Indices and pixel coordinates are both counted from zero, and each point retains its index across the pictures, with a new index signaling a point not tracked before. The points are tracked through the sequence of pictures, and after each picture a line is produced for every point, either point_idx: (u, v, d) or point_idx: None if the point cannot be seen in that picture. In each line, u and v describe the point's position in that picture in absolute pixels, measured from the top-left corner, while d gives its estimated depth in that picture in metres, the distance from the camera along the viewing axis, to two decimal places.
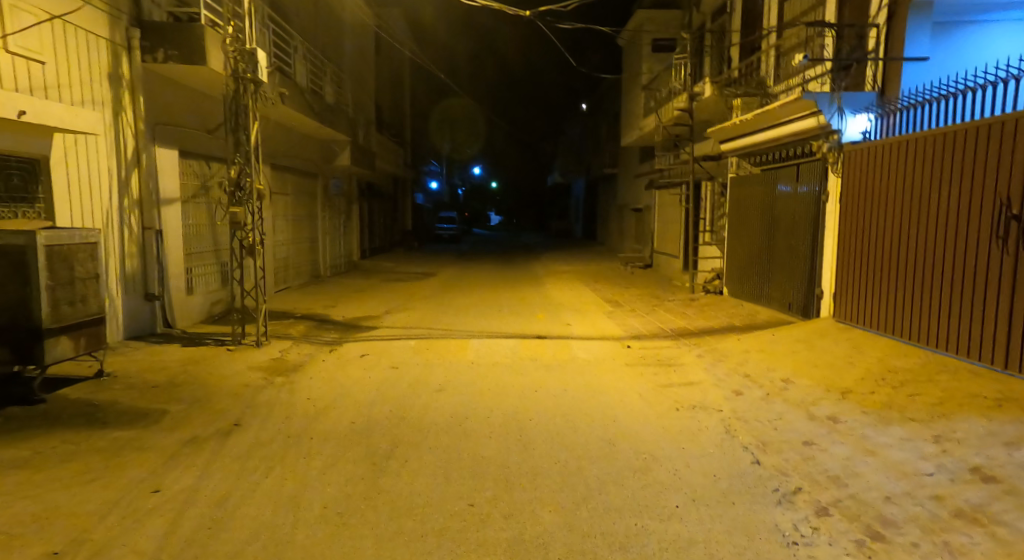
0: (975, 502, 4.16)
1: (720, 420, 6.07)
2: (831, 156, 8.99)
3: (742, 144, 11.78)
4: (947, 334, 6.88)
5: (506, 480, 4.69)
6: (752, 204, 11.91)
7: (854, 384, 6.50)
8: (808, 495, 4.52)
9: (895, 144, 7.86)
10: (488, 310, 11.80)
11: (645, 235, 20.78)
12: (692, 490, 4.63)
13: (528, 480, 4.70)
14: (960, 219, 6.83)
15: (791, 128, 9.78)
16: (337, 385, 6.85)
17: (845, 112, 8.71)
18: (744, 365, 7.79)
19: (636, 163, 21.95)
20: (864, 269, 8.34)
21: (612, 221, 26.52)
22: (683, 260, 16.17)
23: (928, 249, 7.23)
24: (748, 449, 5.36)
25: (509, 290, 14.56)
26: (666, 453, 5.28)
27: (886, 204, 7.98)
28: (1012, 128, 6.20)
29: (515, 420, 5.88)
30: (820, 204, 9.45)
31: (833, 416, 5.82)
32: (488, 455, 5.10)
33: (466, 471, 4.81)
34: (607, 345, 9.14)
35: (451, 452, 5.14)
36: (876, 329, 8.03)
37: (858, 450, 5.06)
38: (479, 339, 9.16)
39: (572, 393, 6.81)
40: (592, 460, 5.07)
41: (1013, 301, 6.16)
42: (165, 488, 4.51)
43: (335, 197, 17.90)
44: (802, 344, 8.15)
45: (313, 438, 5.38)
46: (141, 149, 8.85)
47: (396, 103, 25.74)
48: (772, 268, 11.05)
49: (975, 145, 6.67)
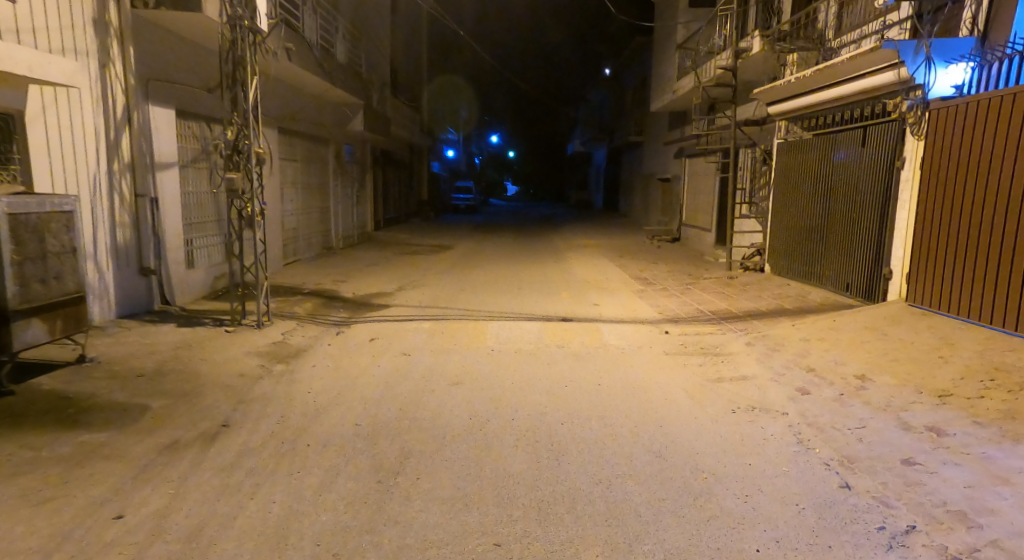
0: None
1: (789, 427, 5.17)
2: (913, 115, 8.02)
3: (797, 105, 10.67)
4: (1001, 310, 6.58)
5: (544, 507, 3.83)
6: (803, 172, 10.83)
7: (951, 387, 5.70)
8: (928, 537, 3.71)
9: (934, 117, 7.67)
10: (510, 288, 10.91)
11: (672, 207, 19.69)
12: (777, 526, 3.76)
13: (574, 509, 3.83)
14: None
15: (865, 83, 8.73)
16: (345, 375, 6.03)
17: (935, 63, 7.67)
18: (806, 357, 6.87)
19: (664, 130, 20.76)
20: (925, 244, 7.71)
21: (636, 191, 25.42)
22: (717, 233, 15.16)
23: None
24: (832, 468, 4.51)
25: (531, 266, 13.60)
26: (733, 470, 4.39)
27: (976, 170, 6.99)
28: None
29: (551, 424, 5.02)
30: (894, 173, 8.41)
31: (933, 427, 5.05)
32: (523, 469, 4.28)
33: (498, 493, 3.97)
34: (645, 329, 8.21)
35: (483, 464, 4.31)
36: (970, 316, 6.96)
37: (983, 478, 4.28)
38: (501, 321, 8.31)
39: (612, 389, 5.92)
40: (648, 482, 4.19)
41: None
42: (131, 512, 3.69)
43: (348, 163, 16.94)
44: (874, 334, 7.21)
45: (314, 443, 4.56)
46: (133, 106, 7.95)
47: (412, 66, 24.50)
48: (826, 245, 10.03)
49: None
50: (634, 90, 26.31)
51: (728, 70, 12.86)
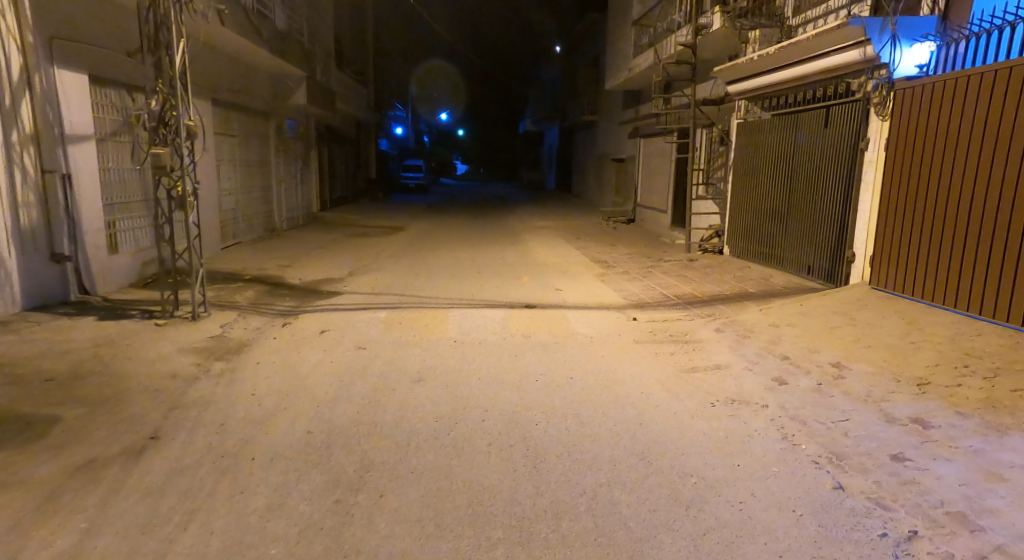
0: None
1: (772, 422, 4.91)
2: (878, 95, 7.82)
3: (760, 84, 10.44)
4: (967, 296, 6.48)
5: (523, 527, 3.43)
6: (763, 152, 10.67)
7: (927, 374, 5.57)
8: (931, 544, 3.47)
9: (900, 98, 7.47)
10: (466, 272, 10.44)
11: (627, 188, 19.51)
12: (777, 540, 3.46)
13: (555, 527, 3.44)
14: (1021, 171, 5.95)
15: (830, 62, 8.55)
16: (291, 373, 5.48)
17: (900, 42, 7.49)
18: (779, 344, 6.68)
19: (619, 109, 20.47)
20: (890, 228, 7.57)
21: (590, 171, 25.16)
22: (674, 215, 15.02)
23: None
24: (822, 467, 4.25)
25: (486, 249, 13.16)
26: (721, 474, 4.09)
27: (943, 154, 6.82)
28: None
29: (523, 425, 4.62)
30: (857, 154, 8.25)
31: (916, 418, 4.87)
32: (493, 480, 3.86)
33: (469, 511, 3.54)
34: (609, 316, 7.89)
35: (452, 476, 3.88)
36: (935, 302, 6.86)
37: (976, 474, 4.09)
38: (460, 310, 7.85)
39: (585, 384, 5.57)
40: (633, 490, 3.85)
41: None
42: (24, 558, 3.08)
43: (291, 139, 16.01)
44: (844, 319, 7.08)
45: (258, 455, 4.03)
46: (31, 69, 6.99)
47: (357, 39, 23.42)
48: (787, 227, 9.90)
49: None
50: (587, 68, 25.92)
51: (687, 47, 12.58)
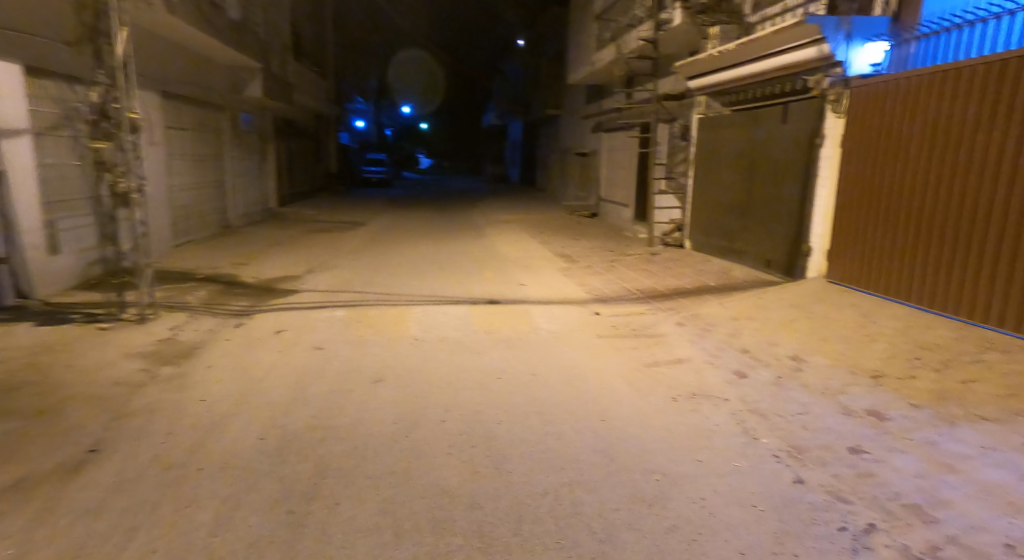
0: None
1: (733, 416, 4.93)
2: (833, 93, 7.89)
3: (719, 80, 10.52)
4: (922, 291, 6.60)
5: (485, 533, 3.35)
6: (723, 146, 10.76)
7: (883, 366, 5.68)
8: (888, 536, 3.50)
9: (858, 94, 7.55)
10: (428, 268, 10.29)
11: (590, 181, 19.55)
12: (739, 536, 3.46)
13: (517, 531, 3.37)
14: (975, 169, 6.06)
15: (787, 59, 8.60)
16: (245, 376, 5.29)
17: (854, 41, 7.62)
18: (739, 337, 6.73)
19: (582, 102, 20.47)
20: (847, 223, 7.67)
21: (554, 165, 25.16)
22: (636, 208, 15.11)
23: (985, 169, 5.96)
24: (782, 460, 4.27)
25: (449, 243, 13.02)
26: (684, 471, 4.07)
27: (900, 150, 6.91)
28: (981, 72, 6.01)
29: (484, 425, 4.54)
30: (813, 149, 8.36)
31: (873, 410, 4.94)
32: (453, 483, 3.78)
33: (429, 517, 3.45)
34: (573, 311, 7.86)
35: (411, 480, 3.78)
36: (891, 297, 6.98)
37: (930, 465, 4.16)
38: (422, 307, 7.71)
39: (547, 381, 5.51)
40: (596, 489, 3.81)
41: (986, 254, 5.94)
42: None
43: (246, 132, 15.58)
44: (802, 312, 7.18)
45: (207, 465, 3.87)
46: None
47: (315, 30, 22.90)
48: (746, 221, 10.01)
49: (980, 83, 6.02)
50: (550, 61, 25.85)
51: (648, 42, 12.57)
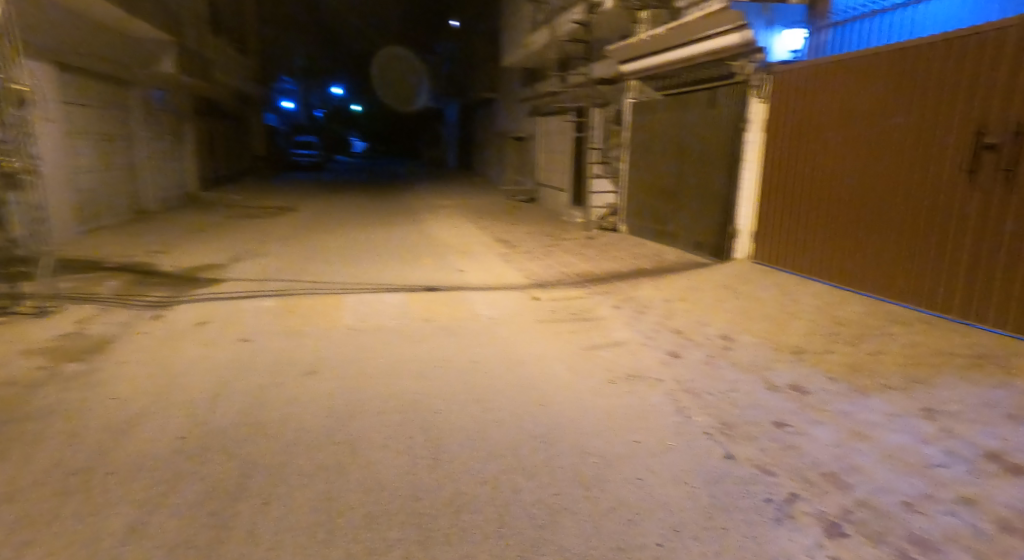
0: (1011, 506, 3.56)
1: (666, 395, 5.04)
2: (757, 79, 8.19)
3: (649, 64, 10.67)
4: (854, 273, 6.94)
5: (418, 523, 3.31)
6: (655, 131, 10.94)
7: (805, 342, 5.93)
8: (808, 504, 3.66)
9: (787, 79, 7.82)
10: (362, 255, 10.06)
11: (527, 166, 19.56)
12: (669, 513, 3.54)
13: (453, 521, 3.34)
14: (900, 155, 6.39)
15: (712, 45, 8.85)
16: (165, 372, 5.04)
17: (775, 28, 7.94)
18: (673, 318, 6.89)
19: (517, 86, 20.42)
20: (782, 206, 7.96)
21: (490, 149, 25.04)
22: (574, 193, 15.23)
23: (909, 155, 6.30)
24: (712, 436, 4.40)
25: (383, 229, 12.77)
26: (618, 451, 4.14)
27: (829, 137, 7.20)
28: (901, 60, 6.33)
29: (420, 414, 4.49)
30: (739, 135, 8.63)
31: (796, 385, 5.16)
32: (386, 476, 3.71)
33: (361, 511, 3.38)
34: (512, 296, 7.86)
35: (344, 474, 3.69)
36: (825, 279, 7.31)
37: (845, 434, 4.37)
38: (355, 295, 7.54)
39: (485, 367, 5.50)
40: (532, 474, 3.83)
41: (912, 238, 6.30)
42: None
43: (159, 112, 14.81)
44: (731, 293, 7.41)
45: (122, 468, 3.67)
46: None
47: (237, 7, 21.94)
48: (678, 204, 10.23)
49: (902, 72, 6.33)
50: (484, 44, 25.65)
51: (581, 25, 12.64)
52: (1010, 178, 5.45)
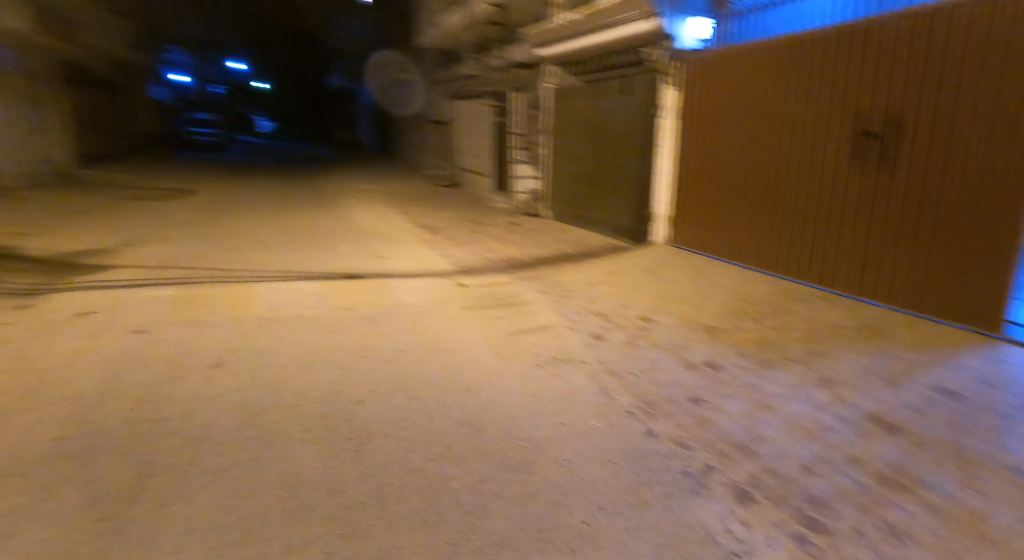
0: (890, 462, 3.99)
1: (591, 377, 5.28)
2: (668, 66, 8.60)
3: (567, 50, 10.86)
4: (765, 255, 7.51)
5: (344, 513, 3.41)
6: (574, 117, 11.18)
7: (718, 321, 6.32)
8: (721, 474, 3.96)
9: (698, 70, 8.28)
10: (276, 241, 9.86)
11: (448, 150, 19.49)
12: (596, 491, 3.75)
13: (386, 515, 3.44)
14: (800, 143, 6.95)
15: (624, 32, 9.17)
16: (71, 371, 4.84)
17: (680, 16, 8.30)
18: (595, 301, 7.15)
19: (434, 69, 20.24)
20: (698, 192, 8.44)
21: (409, 132, 24.72)
22: (497, 178, 15.35)
23: (807, 144, 6.86)
24: (634, 415, 4.66)
25: (300, 214, 12.45)
26: (545, 434, 4.33)
27: (738, 125, 7.71)
28: (798, 54, 6.87)
29: (348, 407, 4.52)
30: (652, 123, 8.95)
31: (709, 361, 5.51)
32: (314, 472, 3.75)
33: (287, 506, 3.43)
34: (436, 283, 7.92)
35: (272, 472, 3.72)
36: (741, 260, 7.86)
37: (752, 406, 4.73)
38: (269, 283, 7.40)
39: (412, 356, 5.55)
40: (464, 462, 3.96)
41: (812, 220, 6.88)
42: None
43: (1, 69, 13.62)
44: (651, 276, 7.76)
45: (30, 476, 3.56)
46: None
47: None
48: (598, 189, 10.53)
49: (800, 66, 6.87)
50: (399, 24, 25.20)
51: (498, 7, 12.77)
52: (890, 164, 6.07)
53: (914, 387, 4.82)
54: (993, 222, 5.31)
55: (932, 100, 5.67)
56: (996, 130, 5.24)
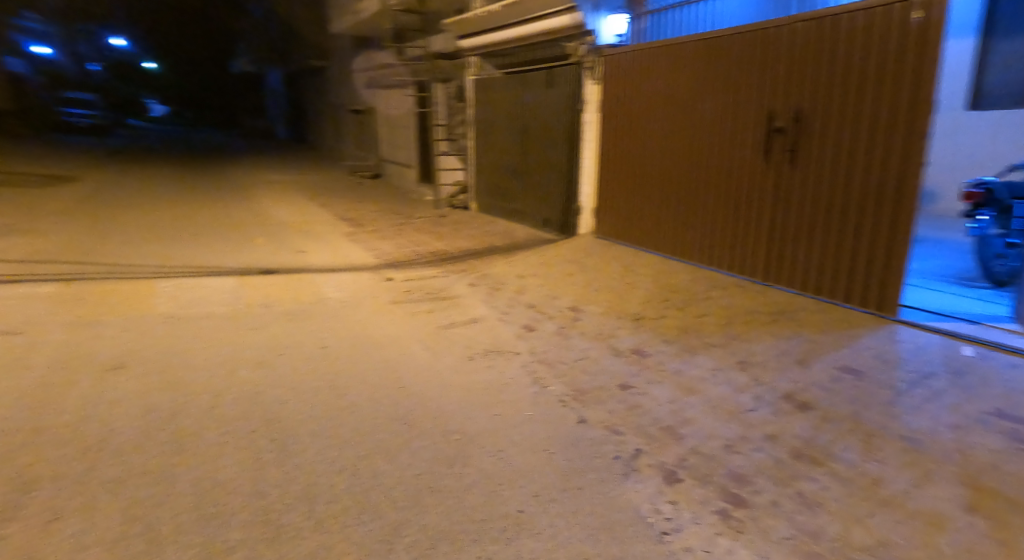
0: (803, 437, 4.30)
1: (524, 367, 5.38)
2: (589, 60, 8.82)
3: (488, 41, 10.87)
4: (683, 244, 7.83)
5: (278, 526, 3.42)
6: (498, 109, 11.23)
7: (643, 309, 6.57)
8: (650, 457, 4.15)
9: (615, 64, 8.48)
10: (179, 235, 9.56)
11: (368, 140, 19.12)
12: (530, 480, 3.86)
13: (321, 522, 3.45)
14: (712, 136, 7.27)
15: (543, 26, 9.31)
16: None
17: (601, 12, 8.42)
18: (525, 293, 7.27)
19: (350, 57, 19.76)
20: (619, 184, 8.69)
21: (326, 121, 24.05)
22: (421, 168, 15.22)
23: (719, 137, 7.19)
24: (566, 404, 4.79)
25: (211, 208, 11.94)
26: (480, 426, 4.40)
27: (655, 118, 7.97)
28: (709, 50, 7.17)
29: (279, 413, 4.46)
30: (576, 116, 9.17)
31: (637, 348, 5.73)
32: (245, 486, 3.73)
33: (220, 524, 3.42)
34: (362, 277, 7.82)
35: (203, 491, 3.67)
36: (662, 250, 8.16)
37: (678, 390, 4.97)
38: (178, 280, 7.32)
39: (341, 355, 5.48)
40: (398, 460, 3.99)
41: (725, 210, 7.24)
42: None
43: None
44: (578, 267, 7.95)
45: None
46: None
47: None
48: (524, 181, 10.65)
49: (711, 61, 7.18)
50: None
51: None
52: (794, 157, 6.46)
53: (822, 366, 5.19)
54: (883, 213, 5.78)
55: (830, 99, 6.10)
56: (886, 128, 5.69)
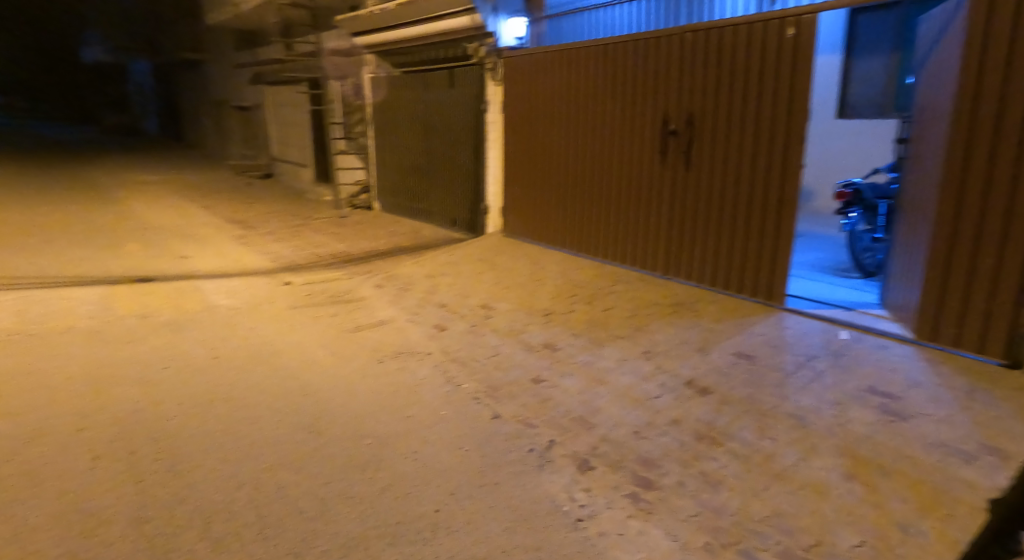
0: (704, 420, 4.60)
1: (436, 367, 5.39)
2: (490, 61, 8.93)
3: (384, 39, 10.73)
4: (587, 241, 8.12)
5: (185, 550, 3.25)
6: (398, 108, 11.12)
7: (551, 305, 6.76)
8: (564, 447, 4.29)
9: (517, 65, 8.64)
10: (42, 244, 8.78)
11: (256, 138, 18.27)
12: (447, 479, 3.89)
13: (232, 541, 3.31)
14: (612, 138, 7.58)
15: (442, 26, 9.32)
16: None
17: (500, 15, 8.59)
18: (433, 293, 7.26)
19: (232, 51, 18.78)
20: (524, 182, 8.87)
21: (207, 117, 22.70)
22: (318, 168, 14.77)
23: (618, 138, 7.51)
24: (481, 401, 4.85)
25: (80, 213, 11.01)
26: (395, 429, 4.37)
27: (557, 119, 8.20)
28: (607, 54, 7.46)
29: (177, 431, 4.23)
30: (479, 116, 9.28)
31: (548, 343, 5.89)
32: (143, 509, 3.51)
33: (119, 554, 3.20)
34: (260, 282, 7.50)
35: (97, 521, 3.43)
36: (567, 246, 8.43)
37: (588, 381, 5.17)
38: (48, 292, 6.79)
39: (242, 364, 5.26)
40: (310, 469, 3.90)
41: (626, 208, 7.58)
42: None
43: None
44: (485, 266, 8.04)
45: None
46: None
47: None
48: (428, 180, 10.63)
49: (609, 65, 7.47)
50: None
51: None
52: (688, 159, 6.87)
53: (719, 353, 5.57)
54: (766, 211, 6.29)
55: (718, 105, 6.54)
56: (768, 134, 6.18)
